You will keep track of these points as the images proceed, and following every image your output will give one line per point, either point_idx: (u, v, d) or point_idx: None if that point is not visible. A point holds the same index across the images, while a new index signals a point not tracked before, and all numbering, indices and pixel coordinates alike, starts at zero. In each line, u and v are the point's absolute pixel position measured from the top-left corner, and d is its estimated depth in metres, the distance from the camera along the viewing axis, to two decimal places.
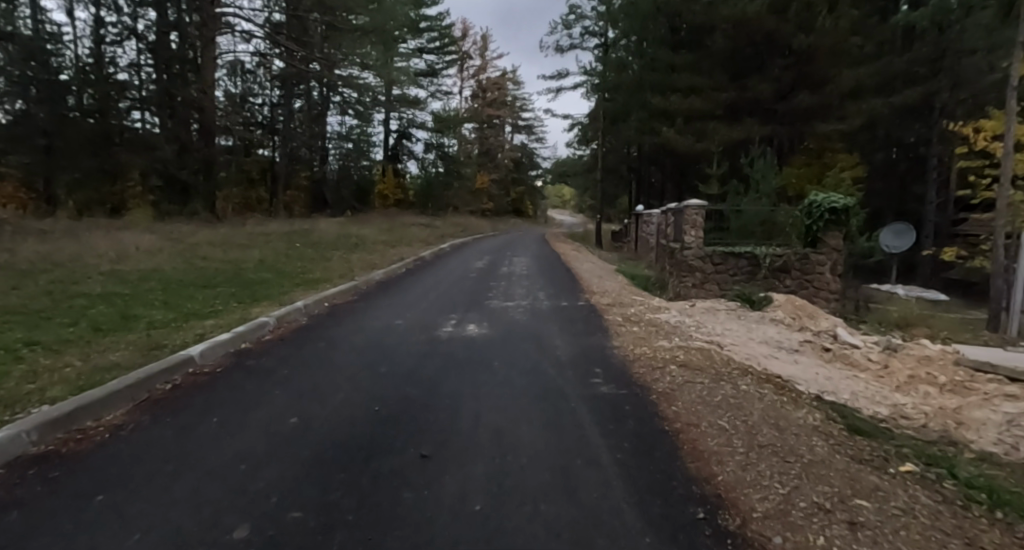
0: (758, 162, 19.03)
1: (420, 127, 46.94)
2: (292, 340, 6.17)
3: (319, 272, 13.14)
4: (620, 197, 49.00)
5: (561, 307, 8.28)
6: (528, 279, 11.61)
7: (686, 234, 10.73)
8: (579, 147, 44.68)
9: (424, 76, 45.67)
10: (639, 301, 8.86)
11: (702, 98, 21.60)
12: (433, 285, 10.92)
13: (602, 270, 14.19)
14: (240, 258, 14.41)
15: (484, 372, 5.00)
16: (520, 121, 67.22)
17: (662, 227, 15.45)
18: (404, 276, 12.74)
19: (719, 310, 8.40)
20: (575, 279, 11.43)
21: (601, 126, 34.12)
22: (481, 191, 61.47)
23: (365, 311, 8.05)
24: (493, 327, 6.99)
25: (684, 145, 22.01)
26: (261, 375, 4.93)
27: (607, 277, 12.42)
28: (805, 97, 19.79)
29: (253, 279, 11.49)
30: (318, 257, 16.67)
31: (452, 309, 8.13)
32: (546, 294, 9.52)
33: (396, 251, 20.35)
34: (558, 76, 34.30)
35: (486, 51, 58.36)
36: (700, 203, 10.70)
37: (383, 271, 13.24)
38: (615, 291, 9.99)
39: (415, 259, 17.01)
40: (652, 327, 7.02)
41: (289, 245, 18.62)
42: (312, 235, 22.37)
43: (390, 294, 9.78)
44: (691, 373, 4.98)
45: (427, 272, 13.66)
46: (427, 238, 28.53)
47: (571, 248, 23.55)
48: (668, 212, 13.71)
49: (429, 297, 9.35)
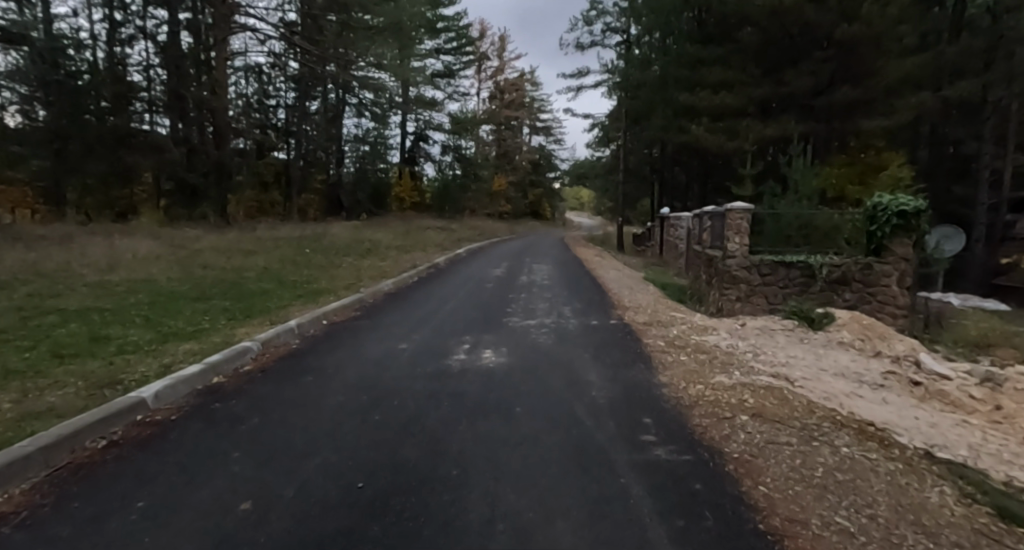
0: (796, 161, 17.64)
1: (437, 129, 46.21)
2: (274, 372, 5.19)
3: (325, 282, 12.23)
4: (642, 199, 47.67)
5: (591, 327, 7.20)
6: (550, 291, 10.57)
7: (728, 242, 9.61)
8: (600, 148, 43.49)
9: (441, 77, 44.92)
10: (681, 320, 7.73)
11: (733, 94, 20.29)
12: (447, 298, 9.97)
13: (631, 279, 13.07)
14: (243, 266, 13.60)
15: (503, 425, 3.94)
16: (538, 122, 66.24)
17: (696, 231, 14.30)
18: (416, 286, 11.81)
19: (775, 331, 7.21)
20: (601, 291, 10.35)
21: (622, 125, 32.91)
22: (499, 193, 60.52)
23: (367, 332, 7.08)
24: (511, 354, 5.95)
25: (713, 143, 20.71)
26: (223, 424, 3.92)
27: (639, 288, 11.31)
28: (847, 91, 18.38)
29: (251, 292, 10.62)
30: (328, 265, 15.81)
31: (466, 329, 7.13)
32: (572, 310, 8.46)
33: (409, 257, 19.46)
34: (579, 75, 33.21)
35: (504, 52, 57.48)
36: (744, 207, 9.55)
37: (394, 280, 12.32)
38: (651, 306, 8.90)
39: (428, 266, 16.08)
40: (702, 356, 5.88)
41: (299, 251, 17.85)
42: (324, 240, 21.60)
43: (398, 309, 8.83)
44: (769, 429, 3.86)
45: (441, 281, 12.76)
46: (443, 243, 27.65)
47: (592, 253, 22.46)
48: (704, 216, 12.53)
49: (440, 313, 8.35)
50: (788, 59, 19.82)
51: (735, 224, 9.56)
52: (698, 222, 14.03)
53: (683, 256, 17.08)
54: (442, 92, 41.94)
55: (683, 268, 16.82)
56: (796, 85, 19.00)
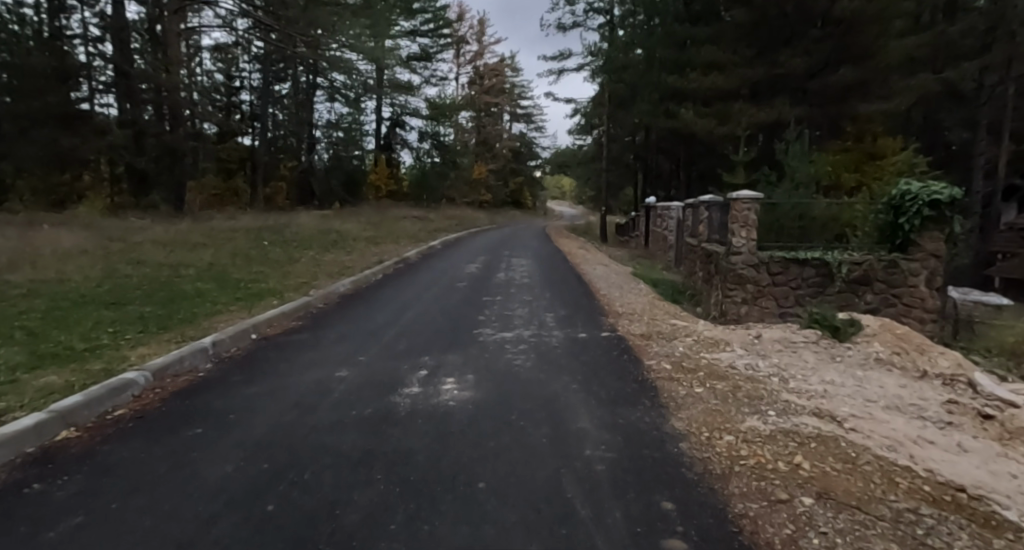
0: (792, 146, 16.49)
1: (414, 114, 44.33)
2: (152, 423, 3.75)
3: (275, 282, 10.77)
4: (625, 188, 46.63)
5: (578, 342, 5.99)
6: (530, 292, 9.32)
7: (733, 236, 8.38)
8: (582, 135, 42.25)
9: (417, 60, 42.95)
10: (685, 332, 6.52)
11: (723, 75, 19.08)
12: (412, 301, 8.67)
13: (619, 275, 11.86)
14: (184, 263, 12.05)
15: (461, 520, 2.63)
16: (519, 109, 64.72)
17: (689, 221, 13.16)
18: (379, 285, 10.47)
19: (798, 345, 5.99)
20: (588, 293, 9.14)
21: (606, 111, 31.62)
22: (478, 181, 58.95)
23: (302, 352, 5.70)
24: (478, 385, 4.67)
25: (703, 128, 19.52)
26: (27, 527, 2.49)
27: (631, 287, 10.11)
28: (846, 72, 17.23)
29: (183, 294, 9.12)
30: (286, 260, 14.31)
31: (427, 346, 5.83)
32: (554, 317, 7.25)
33: (378, 249, 18.02)
34: (561, 57, 31.77)
35: (484, 36, 55.57)
36: (754, 195, 8.29)
37: (356, 278, 10.93)
38: (646, 311, 7.68)
39: (397, 260, 14.66)
40: (722, 387, 4.63)
41: (255, 244, 16.28)
42: (287, 231, 20.06)
43: (351, 318, 7.47)
44: (847, 522, 2.59)
45: (409, 278, 11.47)
46: (419, 233, 26.20)
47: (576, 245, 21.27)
48: (701, 204, 11.37)
49: (399, 322, 7.07)
50: (782, 38, 18.62)
51: (741, 215, 8.31)
52: (691, 212, 12.87)
53: (673, 249, 15.94)
54: (419, 76, 40.08)
55: (674, 262, 15.72)
56: (791, 66, 17.83)
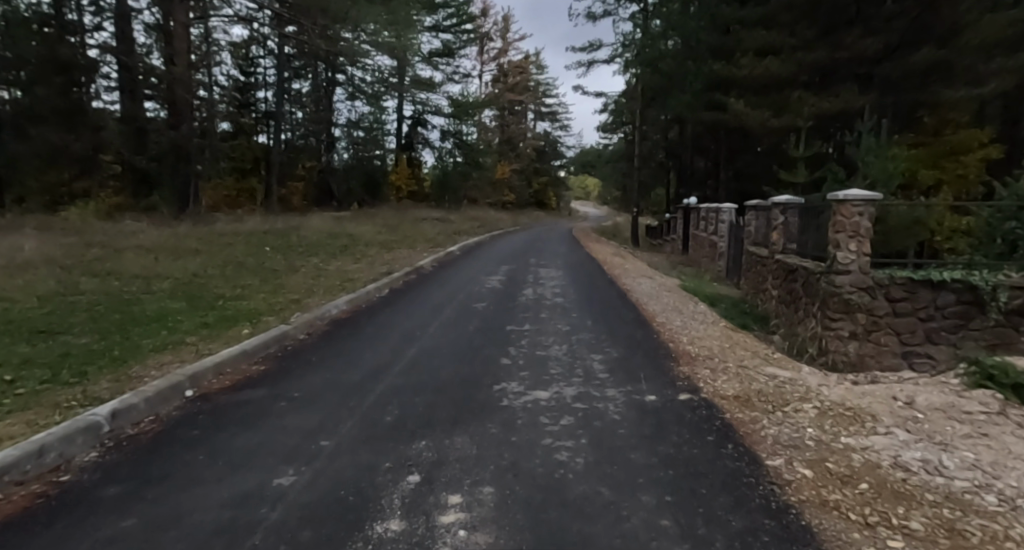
0: (865, 137, 14.17)
1: (436, 112, 42.79)
2: None
3: (260, 300, 9.09)
4: (656, 188, 44.31)
5: (647, 415, 4.03)
6: (565, 318, 7.40)
7: (837, 249, 6.30)
8: (610, 133, 40.16)
9: (439, 57, 41.38)
10: (798, 394, 4.52)
11: (778, 60, 16.85)
12: (418, 332, 6.86)
13: (672, 293, 9.88)
14: (163, 274, 10.50)
15: None
16: (543, 107, 62.90)
17: (755, 228, 11.09)
18: (380, 306, 8.65)
19: (984, 422, 3.92)
20: (639, 320, 7.17)
21: (638, 105, 29.51)
22: (501, 182, 57.19)
23: (242, 428, 3.85)
24: (500, 516, 2.75)
25: (754, 120, 17.33)
26: None
27: (694, 311, 8.12)
28: (929, 52, 14.79)
29: (140, 318, 7.45)
30: (284, 270, 12.71)
31: (424, 424, 3.93)
32: (603, 363, 5.33)
33: (392, 256, 16.33)
34: (590, 49, 29.80)
35: (508, 32, 53.89)
36: (871, 194, 6.19)
37: (353, 295, 9.13)
38: (727, 353, 5.65)
39: (410, 270, 12.92)
40: (931, 532, 2.59)
41: (255, 252, 14.75)
42: (295, 235, 18.59)
43: (334, 361, 5.66)
44: None
45: (418, 295, 9.66)
46: (437, 236, 24.60)
47: (609, 251, 19.28)
48: (776, 208, 9.28)
49: (395, 372, 5.23)
50: (847, 17, 16.33)
51: (851, 223, 6.23)
52: (757, 217, 10.77)
53: (728, 259, 13.85)
54: (441, 73, 38.52)
55: (730, 272, 13.62)
56: (860, 47, 15.52)
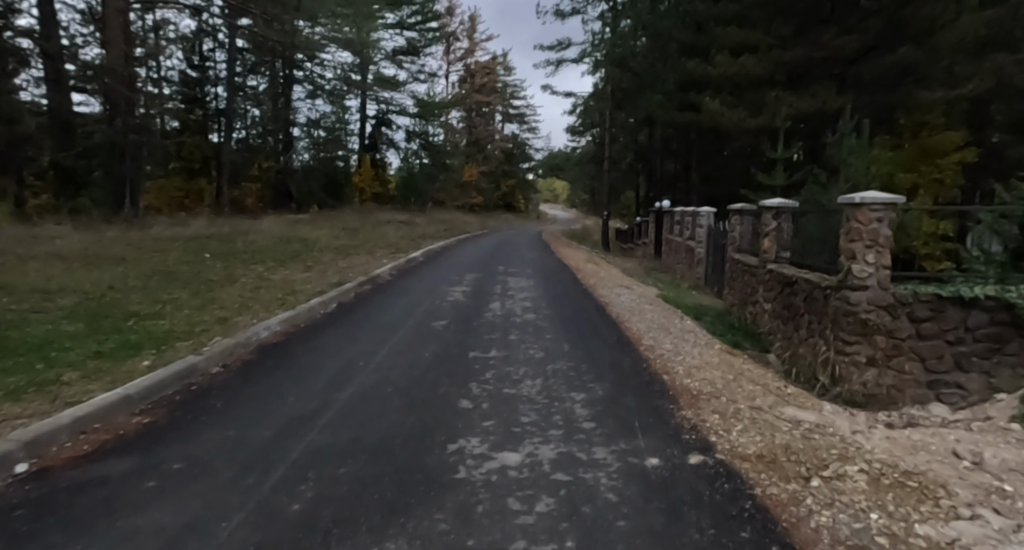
0: (846, 138, 13.62)
1: (401, 112, 41.41)
2: None
3: (181, 319, 7.77)
4: (626, 192, 43.95)
5: (652, 493, 2.97)
6: (539, 342, 6.32)
7: (853, 261, 5.45)
8: (579, 135, 39.57)
9: (404, 55, 39.96)
10: (834, 450, 3.56)
11: (753, 58, 16.30)
12: (362, 363, 5.66)
13: (656, 306, 9.00)
14: (70, 287, 9.01)
15: None
16: (511, 109, 62.09)
17: (744, 234, 10.32)
18: (322, 327, 7.37)
19: None
20: (624, 344, 6.16)
21: (608, 106, 28.87)
22: (469, 184, 56.02)
23: (74, 532, 2.54)
24: None
25: (729, 120, 16.75)
26: None
27: (684, 329, 7.20)
28: (907, 51, 14.38)
29: (19, 344, 6.05)
30: (221, 280, 11.31)
31: (348, 517, 2.73)
32: (586, 407, 4.29)
33: (348, 264, 15.06)
34: (558, 47, 29.00)
35: (475, 32, 52.82)
36: (893, 198, 5.35)
37: (292, 314, 7.82)
38: (735, 389, 4.69)
39: (365, 281, 11.69)
40: None
41: (192, 259, 13.25)
42: (242, 240, 17.07)
43: (248, 409, 4.37)
44: None
45: (369, 313, 8.40)
46: (400, 241, 23.29)
47: (582, 257, 18.38)
48: (768, 213, 8.47)
49: (325, 424, 4.03)
50: (822, 15, 15.90)
51: (868, 230, 5.40)
52: (746, 224, 9.97)
53: (709, 268, 13.11)
54: (405, 72, 37.16)
55: (711, 281, 12.86)
56: (837, 46, 15.08)
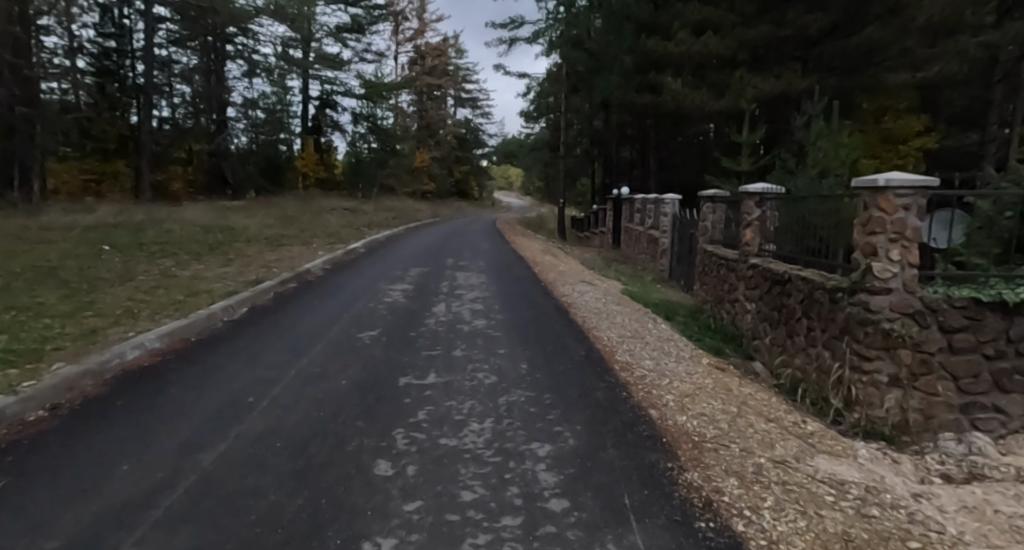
0: (815, 122, 12.94)
1: (347, 94, 39.02)
2: None
3: (34, 330, 6.04)
4: (581, 180, 43.22)
5: None
6: (488, 361, 5.04)
7: (873, 258, 4.45)
8: (534, 121, 38.43)
9: (348, 33, 37.49)
10: (912, 540, 2.44)
11: (716, 36, 15.46)
12: (253, 400, 4.13)
13: (627, 306, 7.95)
14: None
15: None
16: (463, 93, 60.18)
17: (718, 223, 9.37)
18: (217, 344, 5.75)
19: None
20: (594, 363, 4.94)
21: (563, 89, 27.74)
22: (421, 170, 53.97)
23: None
24: None
25: (692, 102, 15.91)
26: None
27: (663, 337, 6.13)
28: (871, 32, 13.84)
29: None
30: (114, 278, 9.48)
31: None
32: (553, 471, 3.04)
33: (279, 257, 13.35)
34: (512, 25, 27.53)
35: (425, 12, 50.43)
36: (925, 179, 4.34)
37: (180, 325, 6.14)
38: (746, 430, 3.58)
39: (293, 278, 10.11)
40: None
41: (84, 252, 11.23)
42: (155, 229, 14.99)
43: (43, 492, 2.78)
44: None
45: (283, 322, 6.81)
46: (342, 231, 21.49)
47: (538, 247, 17.26)
48: (750, 200, 7.54)
49: (156, 522, 2.52)
50: None
51: (893, 221, 4.40)
52: (723, 213, 9.06)
53: (677, 259, 12.25)
54: (350, 50, 34.85)
55: (679, 274, 12.02)
56: (802, 25, 14.39)
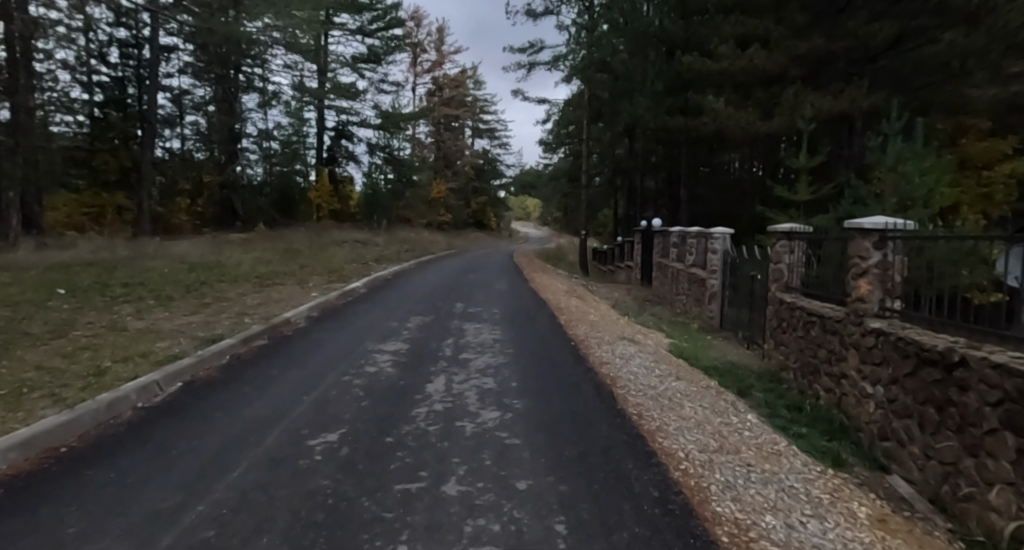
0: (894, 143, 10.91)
1: (362, 124, 38.16)
2: None
3: None
4: (603, 210, 41.45)
5: None
6: (499, 517, 2.98)
7: None
8: (553, 150, 37.02)
9: (364, 63, 36.73)
10: None
11: (762, 50, 13.62)
12: None
13: (689, 383, 5.88)
14: None
15: None
16: (481, 123, 59.46)
17: (800, 266, 7.29)
18: (93, 463, 3.75)
19: None
20: (685, 529, 2.82)
21: (585, 116, 26.18)
22: (438, 201, 52.83)
23: None
24: None
25: (735, 124, 14.02)
26: None
27: (765, 452, 4.02)
28: (951, 41, 11.84)
29: None
30: (44, 334, 7.66)
31: None
32: None
33: (265, 300, 11.59)
34: (531, 51, 26.21)
35: (443, 44, 49.88)
36: None
37: (56, 424, 4.17)
38: None
39: (265, 333, 8.23)
40: None
41: (28, 298, 9.51)
42: (134, 268, 13.39)
43: None
44: None
45: (218, 414, 4.84)
46: (347, 266, 19.80)
47: (561, 286, 15.33)
48: (863, 240, 5.48)
49: None
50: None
51: None
52: (807, 256, 7.04)
53: (733, 306, 10.17)
54: (365, 81, 33.98)
55: (735, 325, 9.94)
56: (865, 34, 12.47)
